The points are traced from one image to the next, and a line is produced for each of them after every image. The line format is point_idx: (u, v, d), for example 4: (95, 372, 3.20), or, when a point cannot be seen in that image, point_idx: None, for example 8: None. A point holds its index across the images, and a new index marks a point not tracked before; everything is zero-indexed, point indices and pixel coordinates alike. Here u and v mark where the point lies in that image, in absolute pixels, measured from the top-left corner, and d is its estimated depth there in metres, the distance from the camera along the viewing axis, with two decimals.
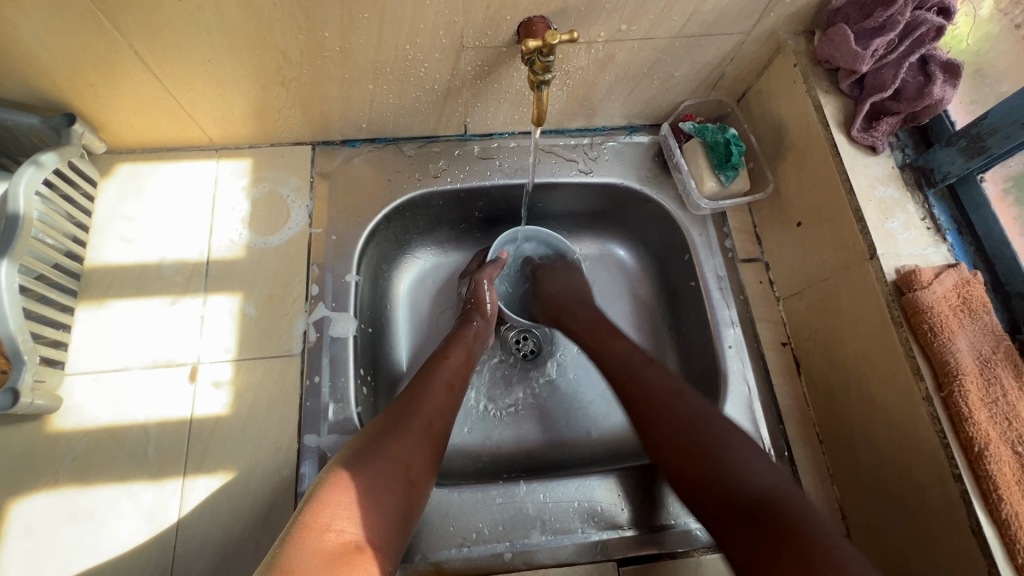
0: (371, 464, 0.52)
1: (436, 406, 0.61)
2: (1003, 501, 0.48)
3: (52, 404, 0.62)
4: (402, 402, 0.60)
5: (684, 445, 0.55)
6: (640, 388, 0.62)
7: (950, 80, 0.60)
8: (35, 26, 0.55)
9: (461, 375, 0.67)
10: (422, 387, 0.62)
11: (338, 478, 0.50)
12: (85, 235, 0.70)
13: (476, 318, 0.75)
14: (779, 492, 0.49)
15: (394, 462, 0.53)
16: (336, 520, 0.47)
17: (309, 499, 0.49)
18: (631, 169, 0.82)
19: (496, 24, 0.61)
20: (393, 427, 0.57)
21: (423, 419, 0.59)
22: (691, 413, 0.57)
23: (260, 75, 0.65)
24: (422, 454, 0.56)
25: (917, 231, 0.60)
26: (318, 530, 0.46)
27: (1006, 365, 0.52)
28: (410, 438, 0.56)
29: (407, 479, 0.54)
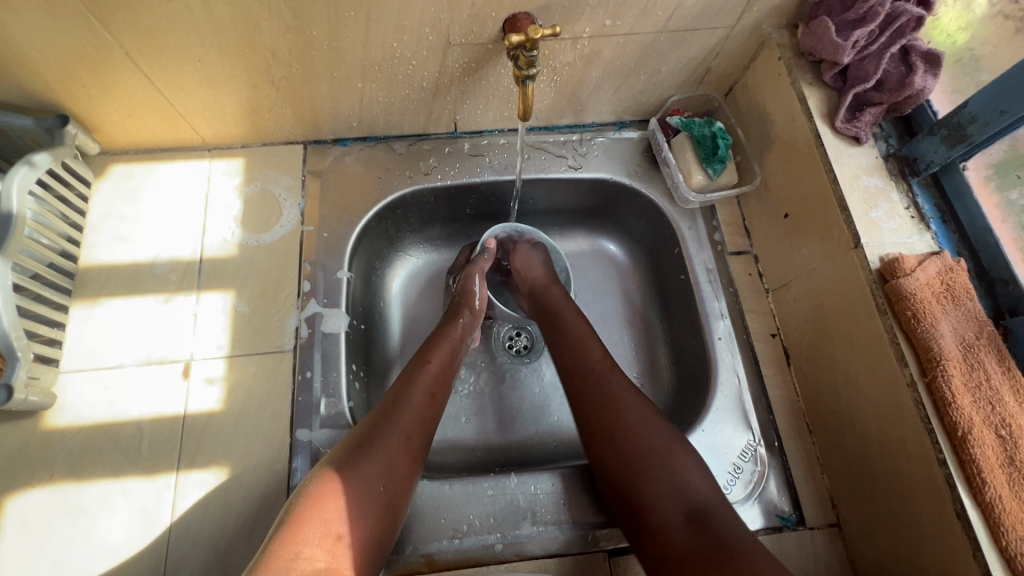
0: (343, 486, 0.51)
1: (414, 418, 0.59)
2: (986, 484, 0.48)
3: (47, 401, 0.62)
4: (379, 414, 0.58)
5: (632, 457, 0.57)
6: (594, 395, 0.63)
7: (931, 70, 0.60)
8: (28, 28, 0.56)
9: (444, 382, 0.65)
10: (402, 397, 0.60)
11: (309, 502, 0.49)
12: (79, 235, 0.71)
13: (464, 311, 0.74)
14: (706, 500, 0.53)
15: (368, 482, 0.52)
16: (306, 549, 0.46)
17: (279, 525, 0.48)
18: (620, 164, 0.82)
19: (481, 21, 0.61)
20: (369, 443, 0.55)
21: (401, 434, 0.57)
22: (642, 431, 0.58)
23: (250, 75, 0.66)
24: (399, 472, 0.55)
25: (900, 219, 0.60)
26: (285, 561, 0.45)
27: (990, 349, 0.53)
28: (386, 455, 0.55)
29: (384, 501, 0.53)
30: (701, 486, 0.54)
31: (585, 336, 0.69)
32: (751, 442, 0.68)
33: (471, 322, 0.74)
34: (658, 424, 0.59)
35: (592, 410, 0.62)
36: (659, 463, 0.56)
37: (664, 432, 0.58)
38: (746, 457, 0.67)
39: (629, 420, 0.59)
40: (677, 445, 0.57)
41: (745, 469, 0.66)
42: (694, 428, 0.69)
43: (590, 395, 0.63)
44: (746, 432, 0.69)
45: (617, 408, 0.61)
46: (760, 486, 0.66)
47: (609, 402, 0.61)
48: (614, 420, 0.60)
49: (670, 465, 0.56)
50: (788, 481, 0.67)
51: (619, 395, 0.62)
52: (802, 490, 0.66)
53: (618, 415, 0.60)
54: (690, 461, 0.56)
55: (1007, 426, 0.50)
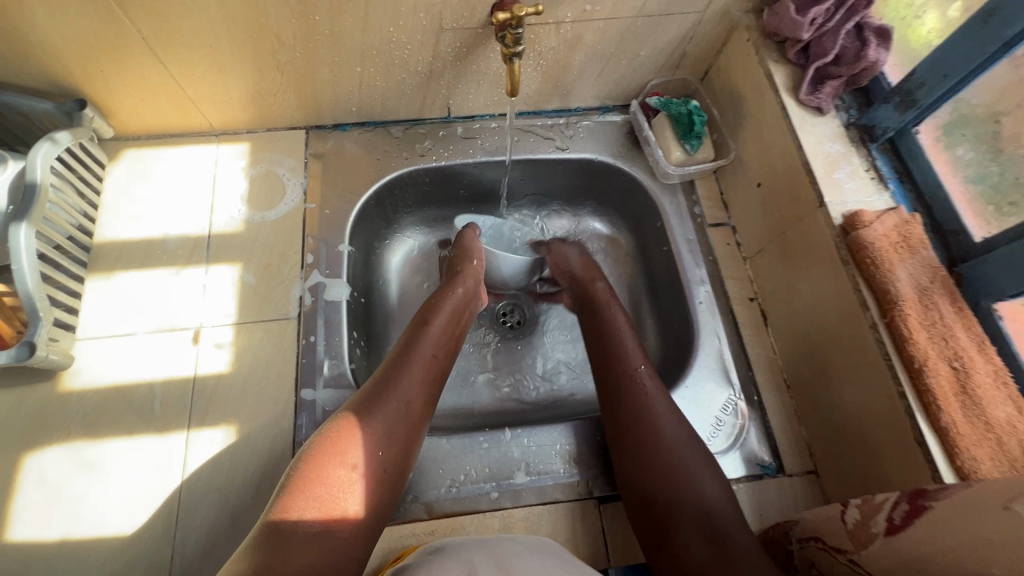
0: (346, 447, 0.54)
1: (418, 382, 0.62)
2: (941, 410, 0.52)
3: (65, 362, 0.66)
4: (381, 378, 0.61)
5: (657, 469, 0.60)
6: (626, 407, 0.64)
7: (883, 43, 0.66)
8: (54, 13, 0.61)
9: (444, 347, 0.68)
10: (405, 360, 0.63)
11: (310, 468, 0.52)
12: (94, 213, 0.75)
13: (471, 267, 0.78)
14: (729, 527, 0.55)
15: (373, 445, 0.55)
16: (307, 512, 0.49)
17: (281, 489, 0.51)
18: (604, 145, 0.87)
19: (471, 6, 0.67)
20: (372, 406, 0.58)
21: (403, 397, 0.60)
22: (669, 429, 0.62)
23: (257, 59, 0.71)
24: (399, 436, 0.58)
25: (861, 180, 0.65)
26: (288, 522, 0.48)
27: (943, 292, 0.57)
28: (388, 418, 0.57)
29: (387, 471, 0.56)
30: (723, 505, 0.57)
31: (632, 351, 0.70)
32: (731, 397, 0.72)
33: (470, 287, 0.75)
34: (690, 444, 0.61)
35: (626, 413, 0.64)
36: (682, 486, 0.58)
37: (693, 450, 0.61)
38: (727, 410, 0.71)
39: (665, 437, 0.61)
40: (703, 464, 0.60)
41: (726, 422, 0.70)
42: (678, 384, 0.73)
43: (625, 404, 0.65)
44: (726, 388, 0.73)
45: (654, 425, 0.62)
46: (741, 437, 0.70)
47: (649, 417, 0.63)
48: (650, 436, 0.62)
49: (692, 482, 0.58)
50: (767, 432, 0.70)
51: (655, 405, 0.64)
52: (780, 440, 0.70)
53: (653, 432, 0.62)
54: (713, 478, 0.59)
55: (959, 359, 0.54)
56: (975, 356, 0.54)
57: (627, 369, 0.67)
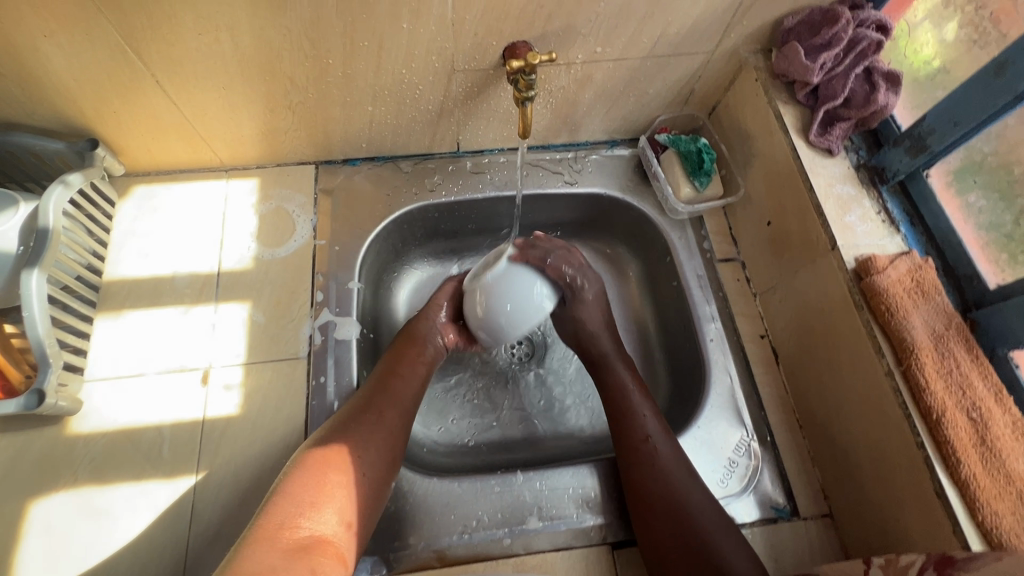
0: (327, 459, 0.57)
1: (395, 401, 0.66)
2: (961, 463, 0.52)
3: (74, 407, 0.65)
4: (359, 402, 0.64)
5: (671, 526, 0.59)
6: (641, 476, 0.63)
7: (892, 88, 0.67)
8: (69, 59, 0.61)
9: (416, 371, 0.71)
10: (380, 383, 0.67)
11: (294, 483, 0.54)
12: (103, 251, 0.75)
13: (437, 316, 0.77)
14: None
15: (356, 462, 0.58)
16: (290, 520, 0.51)
17: (269, 498, 0.54)
18: (613, 179, 0.88)
19: (483, 49, 0.67)
20: (349, 424, 0.61)
21: (379, 417, 0.63)
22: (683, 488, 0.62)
23: (269, 100, 0.71)
24: (376, 453, 0.61)
25: (873, 223, 0.65)
26: (272, 531, 0.50)
27: (958, 339, 0.57)
28: (365, 430, 0.61)
29: (366, 488, 0.58)
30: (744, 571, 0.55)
31: (646, 419, 0.67)
32: (744, 438, 0.71)
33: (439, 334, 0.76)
34: (712, 510, 0.60)
35: (635, 474, 0.64)
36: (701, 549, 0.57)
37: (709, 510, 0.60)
38: (740, 451, 0.70)
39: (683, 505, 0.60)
40: (725, 533, 0.58)
41: (740, 463, 0.70)
42: (690, 425, 0.72)
43: (633, 463, 0.64)
44: (739, 428, 0.72)
45: (666, 483, 0.62)
46: (755, 479, 0.69)
47: (659, 475, 0.63)
48: (651, 486, 0.62)
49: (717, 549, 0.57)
50: (781, 475, 0.70)
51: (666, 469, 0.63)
52: (794, 482, 0.69)
53: (678, 505, 0.60)
54: (737, 544, 0.58)
55: (976, 409, 0.54)
56: (992, 406, 0.54)
57: (639, 439, 0.66)
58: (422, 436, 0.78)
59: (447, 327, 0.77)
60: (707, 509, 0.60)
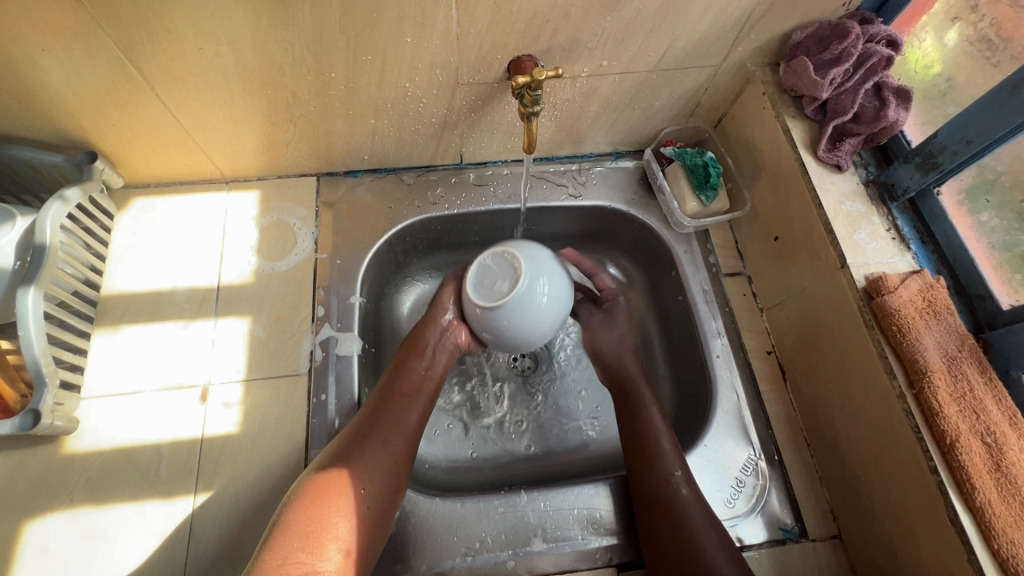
0: (330, 490, 0.56)
1: (399, 424, 0.65)
2: (976, 489, 0.51)
3: (70, 426, 0.64)
4: (361, 424, 0.63)
5: (676, 541, 0.59)
6: (658, 509, 0.62)
7: (902, 104, 0.66)
8: (67, 73, 0.60)
9: (421, 385, 0.70)
10: (383, 404, 0.65)
11: (295, 514, 0.54)
12: (102, 264, 0.74)
13: (441, 320, 0.75)
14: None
15: (359, 492, 0.58)
16: (291, 555, 0.51)
17: (270, 531, 0.54)
18: (618, 192, 0.87)
19: (488, 63, 0.67)
20: (351, 450, 0.60)
21: (382, 440, 0.62)
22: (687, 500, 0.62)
23: (270, 113, 0.70)
24: (380, 479, 0.60)
25: (883, 241, 0.65)
26: (274, 568, 0.50)
27: (971, 360, 0.56)
28: (369, 456, 0.60)
29: (371, 515, 0.58)
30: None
31: (668, 454, 0.66)
32: (751, 456, 0.70)
33: (442, 340, 0.74)
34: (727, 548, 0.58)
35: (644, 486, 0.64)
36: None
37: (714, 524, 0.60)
38: (747, 471, 0.69)
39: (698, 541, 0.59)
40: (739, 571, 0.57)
41: (747, 483, 0.68)
42: (696, 443, 0.71)
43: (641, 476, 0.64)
44: (746, 446, 0.71)
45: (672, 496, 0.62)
46: (762, 499, 0.68)
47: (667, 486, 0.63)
48: (665, 521, 0.61)
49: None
50: (789, 495, 0.69)
51: (685, 504, 0.62)
52: (802, 502, 0.68)
53: (693, 541, 0.58)
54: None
55: (991, 434, 0.53)
56: (1008, 431, 0.53)
57: (663, 476, 0.64)
58: (424, 453, 0.77)
59: (457, 326, 0.76)
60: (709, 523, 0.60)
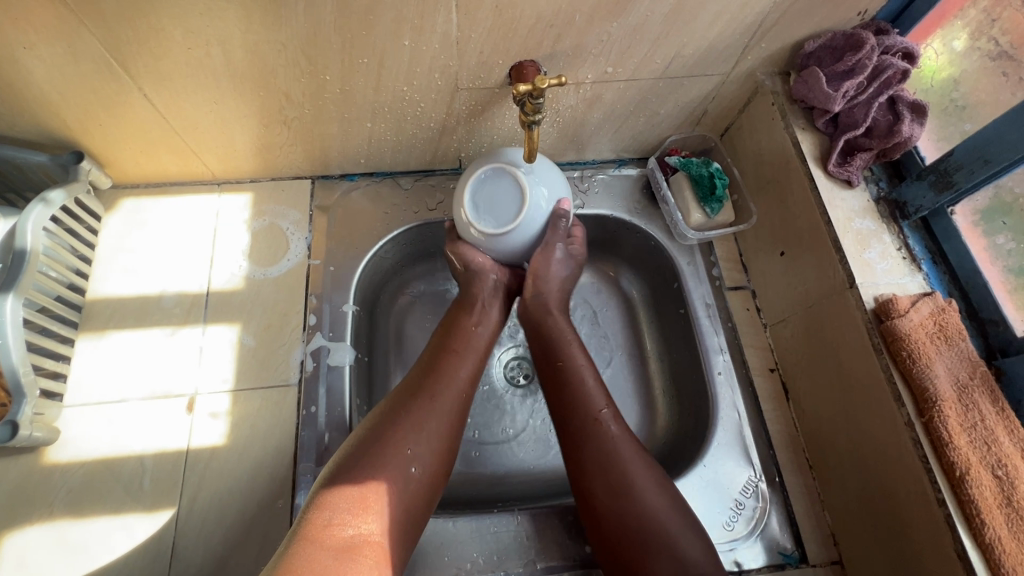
0: (379, 453, 0.54)
1: (451, 381, 0.63)
2: (986, 525, 0.49)
3: (50, 436, 0.63)
4: (408, 387, 0.62)
5: (601, 483, 0.59)
6: (591, 454, 0.61)
7: (917, 119, 0.64)
8: (51, 72, 0.57)
9: (472, 342, 0.69)
10: (435, 363, 0.65)
11: (343, 477, 0.52)
12: (87, 268, 0.72)
13: (487, 275, 0.73)
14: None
15: (406, 453, 0.56)
16: (336, 518, 0.49)
17: (318, 487, 0.52)
18: (620, 201, 0.84)
19: (489, 67, 0.64)
20: (397, 411, 0.59)
21: (434, 399, 0.61)
22: (614, 441, 0.62)
23: (263, 115, 0.68)
24: (432, 440, 0.58)
25: (893, 260, 0.63)
26: (319, 529, 0.48)
27: (983, 389, 0.55)
28: (417, 417, 0.58)
29: (425, 480, 0.56)
30: (698, 554, 0.54)
31: (592, 392, 0.66)
32: (752, 478, 0.68)
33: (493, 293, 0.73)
34: (663, 492, 0.59)
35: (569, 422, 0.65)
36: (656, 528, 0.56)
37: (645, 470, 0.60)
38: (747, 493, 0.67)
39: (630, 483, 0.58)
40: (676, 514, 0.57)
41: (748, 506, 0.66)
42: (696, 463, 0.69)
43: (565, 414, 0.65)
44: (747, 467, 0.69)
45: (597, 433, 0.63)
46: (762, 523, 0.66)
47: (592, 423, 0.63)
48: (581, 447, 0.62)
49: (670, 534, 0.55)
50: (790, 518, 0.67)
51: (612, 439, 0.62)
52: (803, 526, 0.66)
53: (619, 473, 0.59)
54: (691, 533, 0.56)
55: (1003, 467, 0.51)
56: None
57: (588, 417, 0.64)
58: None
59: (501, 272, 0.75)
60: (646, 475, 0.59)
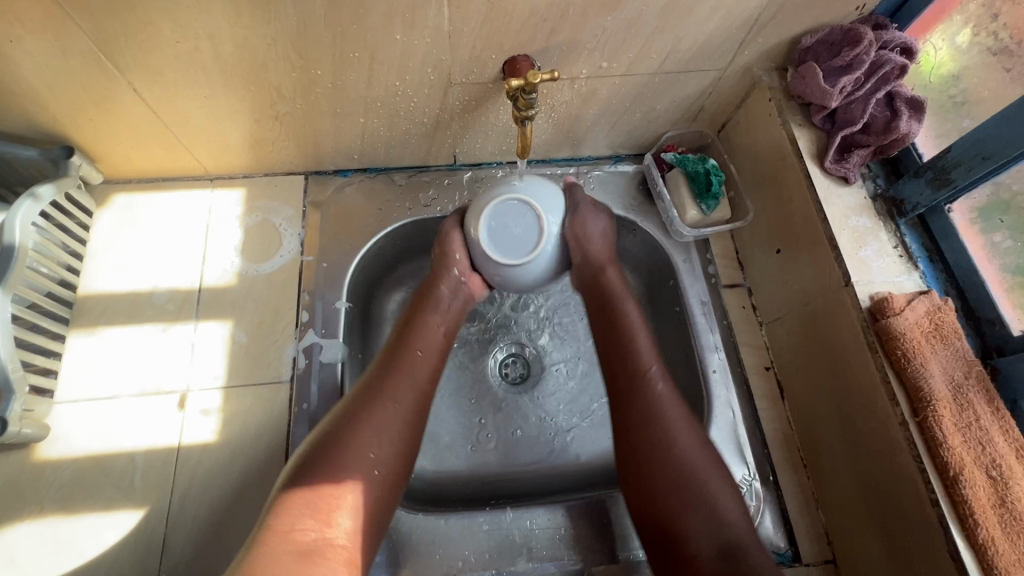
0: (336, 458, 0.54)
1: (408, 381, 0.61)
2: (979, 526, 0.49)
3: (40, 433, 0.62)
4: (367, 387, 0.60)
5: (646, 438, 0.60)
6: (637, 408, 0.61)
7: (915, 115, 0.63)
8: (39, 66, 0.57)
9: (433, 342, 0.67)
10: (393, 362, 0.63)
11: (303, 483, 0.51)
12: (78, 264, 0.72)
13: (454, 270, 0.70)
14: (743, 540, 0.53)
15: (367, 457, 0.55)
16: (298, 524, 0.49)
17: (278, 492, 0.52)
18: (616, 198, 0.84)
19: (482, 62, 0.64)
20: (359, 412, 0.57)
21: (393, 401, 0.59)
22: (662, 396, 0.62)
23: (254, 110, 0.67)
24: (391, 443, 0.57)
25: (889, 258, 0.62)
26: (281, 534, 0.48)
27: (978, 389, 0.54)
28: (378, 418, 0.57)
29: (385, 483, 0.56)
30: (736, 515, 0.55)
31: (643, 347, 0.66)
32: (746, 477, 0.68)
33: (454, 293, 0.70)
34: (704, 453, 0.59)
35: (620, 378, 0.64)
36: (696, 484, 0.56)
37: (689, 429, 0.60)
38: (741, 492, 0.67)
39: (673, 439, 0.59)
40: (716, 472, 0.58)
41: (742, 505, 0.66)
42: None
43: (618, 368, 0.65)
44: (741, 466, 0.68)
45: (643, 390, 0.62)
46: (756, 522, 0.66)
47: (642, 377, 0.63)
48: (631, 401, 0.62)
49: (711, 493, 0.56)
50: (784, 518, 0.66)
51: (660, 396, 0.62)
52: (797, 525, 0.66)
53: (664, 428, 0.60)
54: (728, 491, 0.57)
55: (997, 467, 0.51)
56: (1014, 464, 0.51)
57: (638, 372, 0.64)
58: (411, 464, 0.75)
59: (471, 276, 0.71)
60: (689, 434, 0.59)
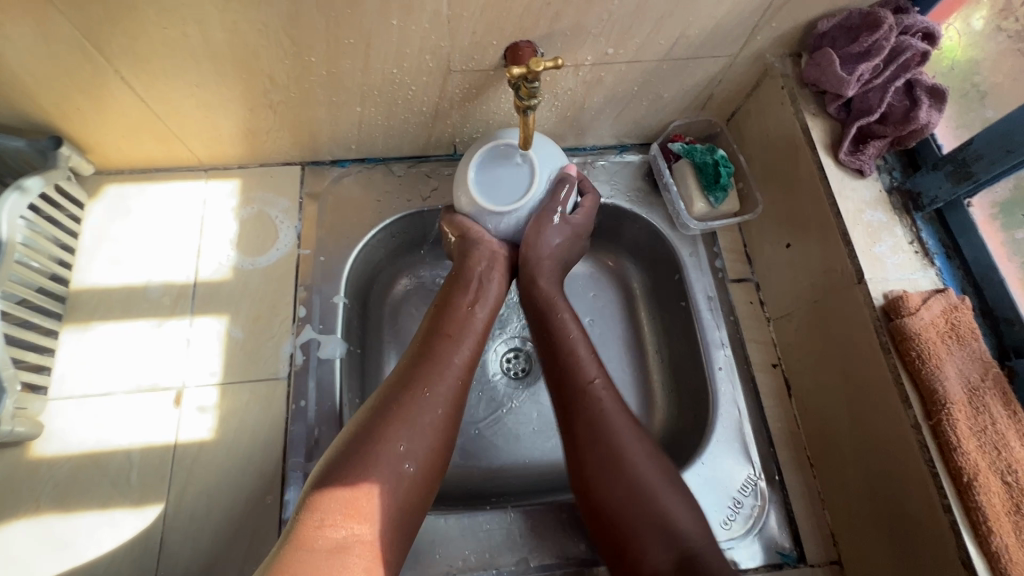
0: (366, 451, 0.53)
1: (446, 371, 0.61)
2: (993, 533, 0.48)
3: (33, 431, 0.62)
4: (400, 379, 0.59)
5: (597, 454, 0.58)
6: (580, 422, 0.61)
7: (936, 104, 0.61)
8: (22, 54, 0.55)
9: (464, 326, 0.65)
10: (426, 352, 0.62)
11: (333, 478, 0.50)
12: (71, 258, 0.70)
13: (482, 245, 0.69)
14: (698, 546, 0.52)
15: (399, 449, 0.54)
16: (327, 522, 0.48)
17: (309, 488, 0.51)
18: (621, 188, 0.81)
19: (482, 48, 0.61)
20: (389, 403, 0.56)
21: (429, 392, 0.58)
22: (608, 411, 0.61)
23: (247, 98, 0.65)
24: (428, 435, 0.56)
25: (904, 255, 0.60)
26: (312, 531, 0.47)
27: (995, 392, 0.53)
28: (410, 410, 0.56)
29: (421, 478, 0.55)
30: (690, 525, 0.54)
31: (585, 359, 0.65)
32: (751, 476, 0.67)
33: (489, 266, 0.69)
34: (656, 470, 0.57)
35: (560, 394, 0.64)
36: (644, 497, 0.55)
37: (631, 438, 0.59)
38: (746, 491, 0.66)
39: (618, 447, 0.58)
40: (666, 482, 0.57)
41: (746, 504, 0.65)
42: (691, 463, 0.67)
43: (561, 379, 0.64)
44: (746, 465, 0.67)
45: (590, 399, 0.62)
46: (760, 522, 0.65)
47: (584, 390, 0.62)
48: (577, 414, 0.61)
49: (665, 507, 0.55)
50: (788, 517, 0.65)
51: (604, 410, 0.61)
52: (802, 525, 0.65)
53: (613, 441, 0.58)
54: (682, 503, 0.55)
55: (1013, 472, 0.50)
56: None
57: (580, 383, 0.63)
58: None
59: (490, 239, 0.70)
60: (635, 443, 0.59)
